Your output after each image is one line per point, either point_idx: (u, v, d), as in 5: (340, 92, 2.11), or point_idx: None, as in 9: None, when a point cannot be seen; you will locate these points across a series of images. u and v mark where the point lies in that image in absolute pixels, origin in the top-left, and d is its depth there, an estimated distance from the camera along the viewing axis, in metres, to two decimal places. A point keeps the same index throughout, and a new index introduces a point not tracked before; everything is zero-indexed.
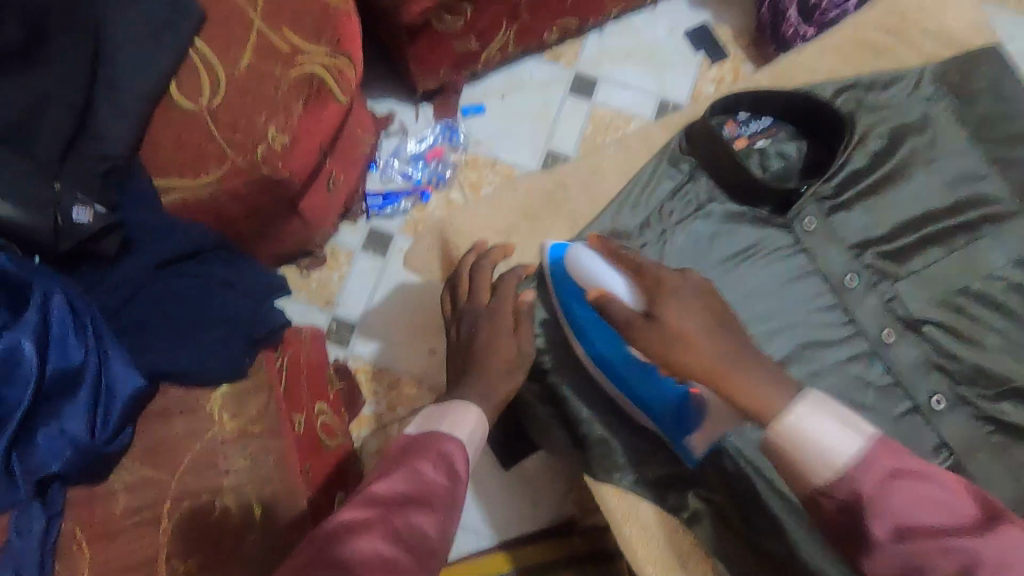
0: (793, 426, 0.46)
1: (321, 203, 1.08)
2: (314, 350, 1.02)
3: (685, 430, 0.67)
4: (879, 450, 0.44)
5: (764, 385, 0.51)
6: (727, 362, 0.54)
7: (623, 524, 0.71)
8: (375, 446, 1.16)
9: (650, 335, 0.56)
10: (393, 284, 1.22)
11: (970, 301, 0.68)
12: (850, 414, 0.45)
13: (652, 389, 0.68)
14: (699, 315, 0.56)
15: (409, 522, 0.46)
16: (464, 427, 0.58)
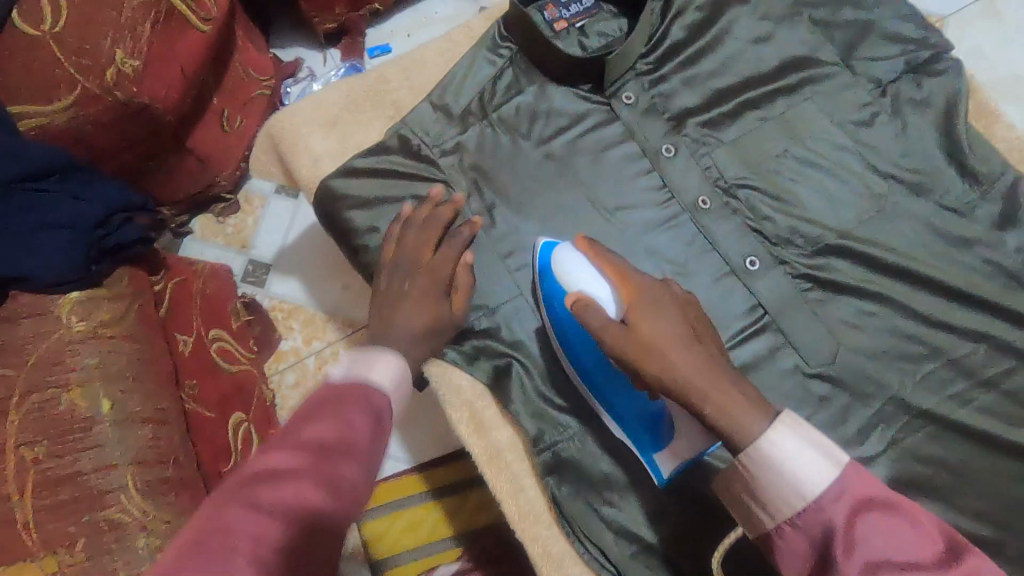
0: (766, 451, 0.48)
1: (216, 142, 1.11)
2: (213, 282, 1.04)
3: (657, 444, 0.60)
4: (854, 478, 0.46)
5: (738, 400, 0.51)
6: (704, 378, 0.53)
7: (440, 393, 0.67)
8: (292, 380, 1.19)
9: (626, 346, 0.55)
10: (304, 225, 1.26)
11: (787, 163, 0.68)
12: (824, 442, 0.47)
13: (629, 400, 0.62)
14: (676, 325, 0.56)
15: (329, 469, 0.45)
16: (386, 373, 0.53)
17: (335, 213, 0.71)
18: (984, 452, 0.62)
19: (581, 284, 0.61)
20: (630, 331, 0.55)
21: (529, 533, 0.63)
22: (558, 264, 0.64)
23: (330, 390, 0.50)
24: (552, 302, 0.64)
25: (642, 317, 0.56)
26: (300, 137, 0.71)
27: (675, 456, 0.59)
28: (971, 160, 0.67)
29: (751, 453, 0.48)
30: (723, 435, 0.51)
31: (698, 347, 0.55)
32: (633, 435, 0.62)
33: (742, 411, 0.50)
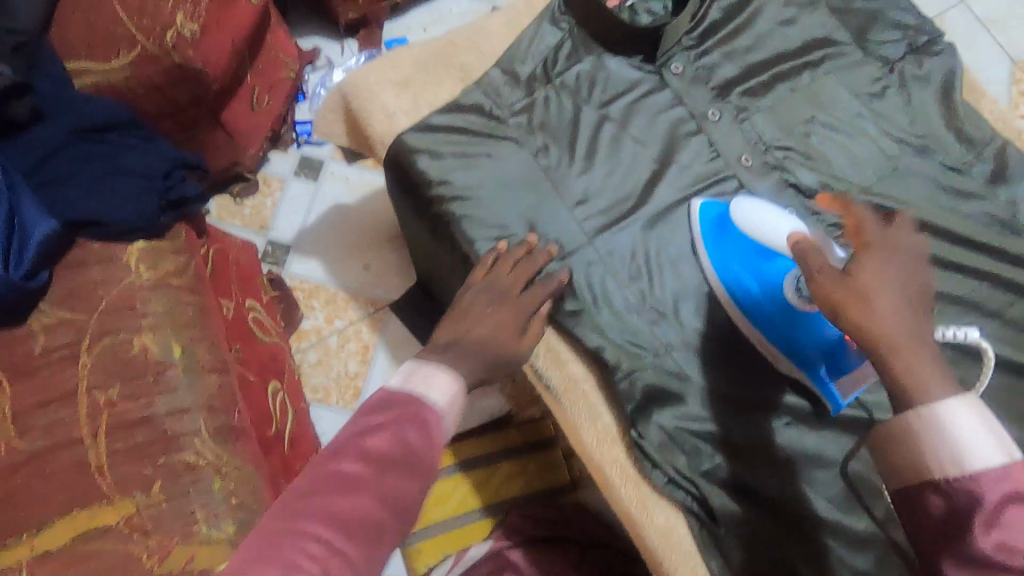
0: (942, 420, 0.45)
1: (245, 119, 1.12)
2: (245, 255, 1.06)
3: (838, 373, 0.65)
4: (1021, 474, 0.44)
5: (938, 380, 0.46)
6: (902, 343, 0.47)
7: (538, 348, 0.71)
8: (315, 358, 1.20)
9: (834, 284, 0.50)
10: (325, 206, 1.28)
11: (816, 127, 0.78)
12: (1003, 432, 0.45)
13: (798, 331, 0.65)
14: (902, 283, 0.50)
15: (392, 483, 0.48)
16: (437, 387, 0.56)
17: (409, 164, 0.74)
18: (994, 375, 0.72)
19: (767, 231, 0.66)
20: (850, 281, 0.50)
21: (605, 454, 0.69)
22: (736, 216, 0.69)
23: (387, 400, 0.54)
24: (717, 248, 0.70)
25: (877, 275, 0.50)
26: (374, 95, 0.75)
27: (856, 382, 0.64)
28: (967, 128, 0.78)
29: (922, 411, 0.46)
30: (896, 389, 0.48)
31: (924, 334, 0.48)
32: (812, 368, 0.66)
33: (938, 387, 0.46)
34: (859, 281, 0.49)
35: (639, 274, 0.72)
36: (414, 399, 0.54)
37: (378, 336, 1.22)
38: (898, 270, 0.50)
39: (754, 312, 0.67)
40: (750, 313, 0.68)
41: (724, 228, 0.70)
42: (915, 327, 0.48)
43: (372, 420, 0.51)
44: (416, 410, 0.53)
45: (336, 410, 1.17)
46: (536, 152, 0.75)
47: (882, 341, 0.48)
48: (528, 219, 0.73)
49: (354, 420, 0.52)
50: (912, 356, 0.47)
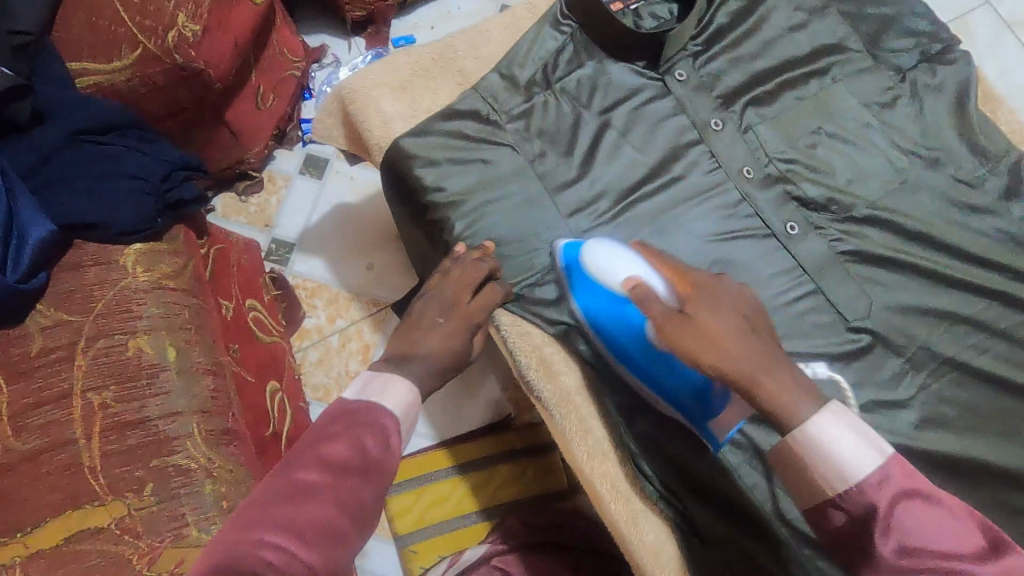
0: (815, 434, 0.47)
1: (249, 118, 1.12)
2: (247, 255, 1.06)
3: (710, 414, 0.63)
4: (898, 471, 0.45)
5: (790, 394, 0.49)
6: (758, 365, 0.51)
7: (521, 353, 0.70)
8: (316, 356, 1.20)
9: (683, 332, 0.53)
10: (329, 204, 1.28)
11: (822, 138, 0.76)
12: (871, 432, 0.46)
13: (665, 374, 0.64)
14: (735, 318, 0.54)
15: (350, 490, 0.46)
16: (393, 388, 0.53)
17: (405, 171, 0.73)
18: (998, 396, 0.70)
19: (610, 278, 0.64)
20: (690, 324, 0.53)
21: (597, 469, 0.68)
22: (585, 258, 0.67)
23: (345, 407, 0.51)
24: (577, 289, 0.68)
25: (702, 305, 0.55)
26: (371, 99, 0.75)
27: (729, 422, 0.63)
28: (981, 140, 0.75)
29: (796, 436, 0.48)
30: (767, 417, 0.50)
31: (754, 339, 0.53)
32: (689, 411, 0.65)
33: (795, 399, 0.49)
34: (702, 324, 0.53)
35: None
36: (375, 405, 0.52)
37: (379, 336, 1.22)
38: (727, 302, 0.55)
39: (622, 356, 0.66)
40: (621, 357, 0.67)
41: (578, 276, 0.67)
42: (767, 360, 0.51)
43: (328, 427, 0.49)
44: (377, 416, 0.51)
45: None
46: (534, 160, 0.74)
47: (738, 377, 0.51)
48: (524, 228, 0.72)
49: (312, 427, 0.50)
50: (767, 381, 0.50)
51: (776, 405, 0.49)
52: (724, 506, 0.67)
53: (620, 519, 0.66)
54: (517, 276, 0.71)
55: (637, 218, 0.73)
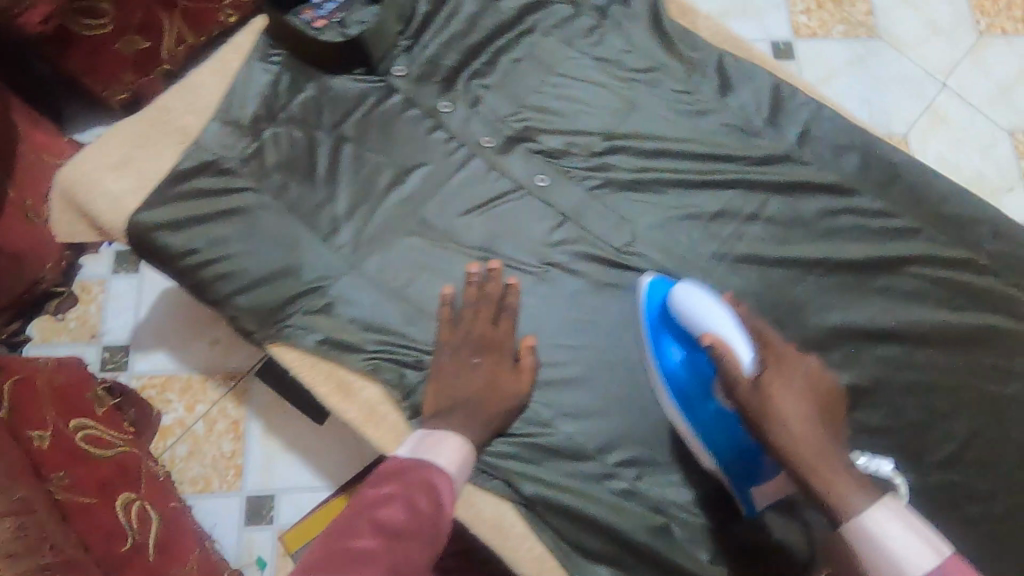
0: (870, 525, 0.51)
1: (24, 236, 1.05)
2: (62, 374, 1.00)
3: (753, 480, 0.64)
4: (956, 569, 0.48)
5: (843, 477, 0.54)
6: (818, 450, 0.56)
7: (314, 384, 0.68)
8: (185, 450, 1.15)
9: (757, 404, 0.58)
10: (153, 294, 1.23)
11: (547, 89, 0.79)
12: (928, 532, 0.50)
13: (720, 438, 0.65)
14: (806, 402, 0.59)
15: (404, 556, 0.53)
16: (442, 448, 0.62)
17: (150, 242, 0.71)
18: (767, 270, 0.76)
19: (700, 325, 0.65)
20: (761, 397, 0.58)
21: None
22: (674, 299, 0.68)
23: (399, 469, 0.60)
24: (659, 341, 0.69)
25: (776, 386, 0.59)
26: (93, 183, 0.72)
27: (770, 491, 0.64)
28: (685, 50, 0.81)
29: (853, 528, 0.51)
30: (820, 501, 0.55)
31: (819, 426, 0.58)
32: (733, 475, 0.65)
33: (849, 491, 0.53)
34: (771, 399, 0.58)
35: (416, 284, 0.71)
36: (424, 465, 0.60)
37: (246, 409, 1.18)
38: (797, 380, 0.60)
39: (684, 404, 0.66)
40: (682, 406, 0.66)
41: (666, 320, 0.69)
42: (827, 445, 0.56)
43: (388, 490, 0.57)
44: (425, 477, 0.59)
45: (221, 495, 1.13)
46: (276, 191, 0.73)
47: (791, 453, 0.56)
48: (284, 259, 0.70)
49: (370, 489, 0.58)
50: (829, 473, 0.54)
51: (831, 490, 0.54)
52: (548, 463, 0.68)
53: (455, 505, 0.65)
54: (290, 308, 0.69)
55: (396, 216, 0.73)
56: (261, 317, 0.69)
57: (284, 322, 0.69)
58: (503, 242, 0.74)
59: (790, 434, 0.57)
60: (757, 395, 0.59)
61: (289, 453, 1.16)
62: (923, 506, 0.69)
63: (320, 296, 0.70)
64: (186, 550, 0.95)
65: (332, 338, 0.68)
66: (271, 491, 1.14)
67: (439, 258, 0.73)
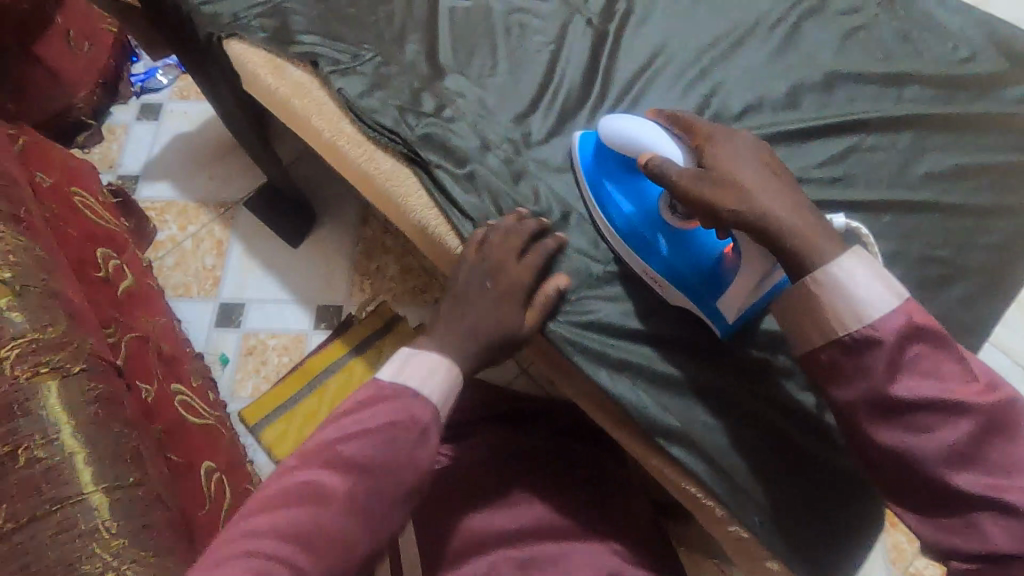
0: (837, 276, 0.52)
1: (65, 59, 1.25)
2: (75, 161, 1.15)
3: (717, 290, 0.65)
4: (911, 309, 0.51)
5: (807, 235, 0.54)
6: (771, 209, 0.55)
7: (255, 68, 0.79)
8: (173, 261, 1.27)
9: (710, 183, 0.58)
10: (167, 139, 1.40)
11: None
12: (886, 277, 0.52)
13: (683, 257, 0.67)
14: (757, 169, 0.58)
15: (383, 485, 0.51)
16: (421, 370, 0.58)
17: None
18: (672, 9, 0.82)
19: (632, 143, 0.66)
20: (713, 173, 0.58)
21: (334, 130, 0.75)
22: (608, 133, 0.69)
23: (379, 396, 0.56)
24: (602, 193, 0.71)
25: (723, 160, 0.59)
26: None
27: (734, 301, 0.63)
28: None
29: (819, 278, 0.53)
30: (784, 264, 0.55)
31: (777, 184, 0.57)
32: (697, 293, 0.66)
33: (821, 245, 0.53)
34: (722, 172, 0.58)
35: (353, 5, 0.82)
36: (404, 391, 0.56)
37: (231, 232, 1.29)
38: (751, 158, 0.59)
39: (639, 246, 0.68)
40: (639, 249, 0.69)
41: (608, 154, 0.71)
42: (786, 197, 0.56)
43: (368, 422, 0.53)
44: (405, 403, 0.55)
45: (198, 300, 1.23)
46: None
47: (752, 220, 0.55)
48: None
49: (353, 419, 0.54)
50: (800, 231, 0.54)
51: (801, 247, 0.54)
52: (447, 138, 0.75)
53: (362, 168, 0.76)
54: (243, 12, 0.81)
55: None
56: (219, 20, 0.81)
57: (238, 22, 0.81)
58: None
59: (748, 205, 0.56)
60: (707, 177, 0.59)
61: (263, 270, 1.26)
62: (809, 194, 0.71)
63: (271, 6, 0.82)
64: (154, 312, 1.07)
65: (276, 33, 0.79)
66: (243, 300, 1.23)
67: None
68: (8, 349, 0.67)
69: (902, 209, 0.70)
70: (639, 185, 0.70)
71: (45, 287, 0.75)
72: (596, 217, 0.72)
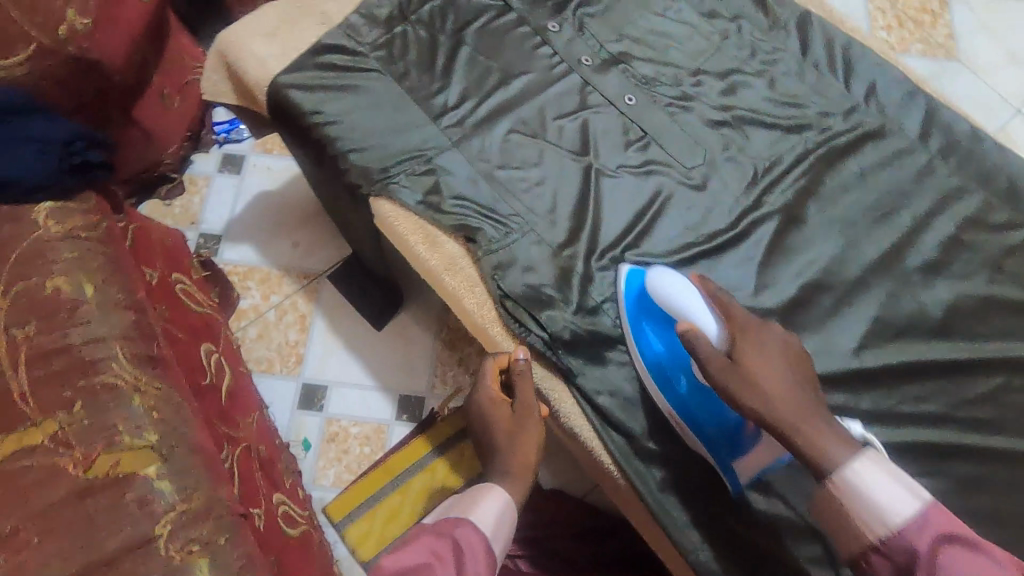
0: (851, 477, 0.55)
1: (159, 118, 1.20)
2: (171, 238, 1.13)
3: (736, 454, 0.69)
4: (939, 516, 0.52)
5: (825, 442, 0.58)
6: (789, 412, 0.61)
7: (406, 234, 0.77)
8: (255, 333, 1.26)
9: (731, 375, 0.64)
10: (250, 195, 1.36)
11: (648, 26, 0.88)
12: (905, 480, 0.54)
13: (707, 413, 0.71)
14: (783, 366, 0.64)
15: None
16: (479, 507, 0.60)
17: (287, 103, 0.82)
18: (834, 204, 0.80)
19: (671, 304, 0.70)
20: (734, 367, 0.64)
21: (487, 317, 0.75)
22: (652, 285, 0.72)
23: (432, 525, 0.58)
24: (642, 334, 0.74)
25: (749, 351, 0.65)
26: (246, 47, 0.85)
27: (752, 464, 0.69)
28: (776, 10, 0.89)
29: (836, 480, 0.56)
30: (811, 466, 0.59)
31: (799, 388, 0.63)
32: (716, 448, 0.70)
33: (833, 447, 0.58)
34: (747, 363, 0.64)
35: (507, 169, 0.80)
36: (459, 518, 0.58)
37: (314, 305, 1.29)
38: (775, 356, 0.65)
39: (661, 380, 0.72)
40: (660, 383, 0.73)
41: (644, 303, 0.74)
42: (806, 407, 0.61)
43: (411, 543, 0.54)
44: (456, 527, 0.57)
45: (281, 378, 1.23)
46: (399, 76, 0.84)
47: (773, 419, 0.61)
48: (396, 131, 0.81)
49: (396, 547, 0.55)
50: (809, 429, 0.60)
51: (810, 447, 0.59)
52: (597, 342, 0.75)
53: (499, 396, 0.70)
54: (396, 169, 0.79)
55: (497, 111, 0.83)
56: (371, 175, 0.79)
57: (391, 180, 0.78)
58: (591, 144, 0.81)
59: (767, 398, 0.62)
60: (730, 370, 0.64)
61: (346, 350, 1.26)
62: (953, 436, 0.72)
63: (424, 165, 0.79)
64: (249, 406, 1.07)
65: (430, 198, 0.78)
66: (325, 381, 1.23)
67: (530, 150, 0.81)
68: (160, 523, 0.68)
69: None
70: (671, 337, 0.74)
71: (184, 440, 0.75)
72: (629, 346, 0.75)
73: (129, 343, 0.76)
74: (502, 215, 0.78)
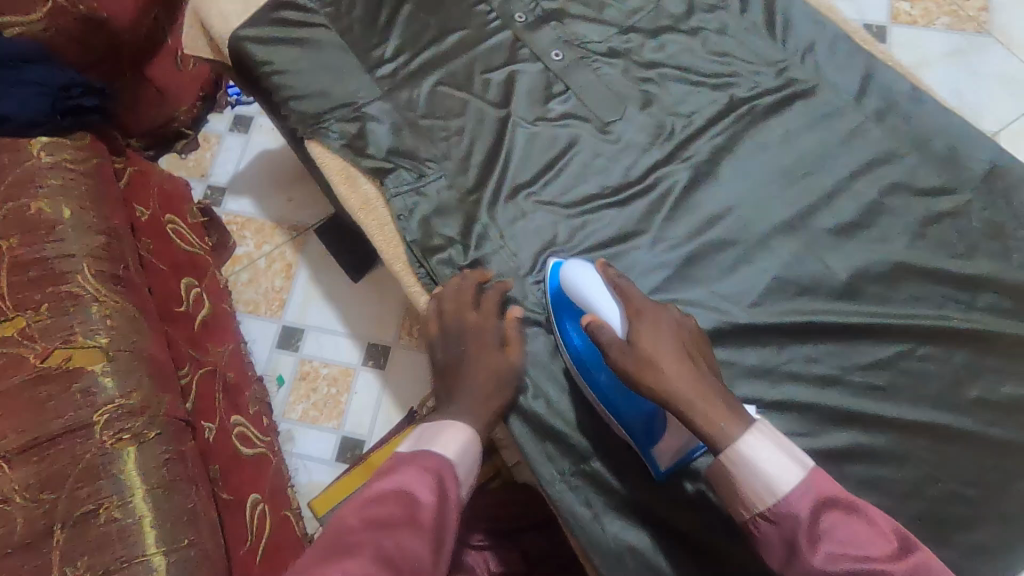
0: (743, 451, 0.55)
1: (172, 78, 1.33)
2: (171, 183, 1.26)
3: (652, 440, 0.69)
4: (818, 481, 0.54)
5: (721, 418, 0.57)
6: (692, 390, 0.59)
7: (331, 175, 0.83)
8: (246, 277, 1.38)
9: (629, 360, 0.62)
10: (253, 153, 1.48)
11: None
12: (790, 445, 0.56)
13: (628, 404, 0.70)
14: (672, 343, 0.63)
15: (399, 545, 0.50)
16: (448, 444, 0.63)
17: (241, 52, 0.89)
18: (751, 164, 0.79)
19: (579, 295, 0.70)
20: (631, 351, 0.63)
21: (393, 253, 0.80)
22: (565, 280, 0.72)
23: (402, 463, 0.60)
24: (564, 321, 0.74)
25: (642, 335, 0.63)
26: (213, 3, 0.93)
27: (669, 448, 0.68)
28: None
29: (731, 453, 0.56)
30: (702, 437, 0.58)
31: (688, 362, 0.62)
32: (633, 432, 0.70)
33: (728, 421, 0.57)
34: (644, 349, 0.62)
35: (430, 118, 0.84)
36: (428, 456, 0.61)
37: (300, 256, 1.39)
38: (668, 334, 0.63)
39: (580, 368, 0.73)
40: (583, 371, 0.73)
41: (563, 296, 0.74)
42: (699, 381, 0.60)
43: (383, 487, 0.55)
44: (430, 467, 0.59)
45: (264, 319, 1.34)
46: (343, 31, 0.90)
47: (673, 399, 0.59)
48: (333, 80, 0.87)
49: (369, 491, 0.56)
50: (706, 405, 0.59)
51: (710, 427, 0.57)
52: (502, 293, 0.76)
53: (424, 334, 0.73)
54: (329, 115, 0.85)
55: (428, 65, 0.87)
56: (306, 120, 0.85)
57: (322, 125, 0.85)
58: (513, 98, 0.84)
59: (670, 378, 0.60)
60: (626, 353, 0.63)
61: (324, 298, 1.35)
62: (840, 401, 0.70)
63: (353, 112, 0.85)
64: (225, 338, 1.19)
65: (356, 142, 0.83)
66: (303, 325, 1.33)
67: (454, 102, 0.85)
68: (99, 413, 0.78)
69: (937, 435, 0.69)
70: None
71: (133, 349, 0.86)
72: (557, 339, 0.75)
73: (95, 260, 0.88)
74: (419, 160, 0.82)
